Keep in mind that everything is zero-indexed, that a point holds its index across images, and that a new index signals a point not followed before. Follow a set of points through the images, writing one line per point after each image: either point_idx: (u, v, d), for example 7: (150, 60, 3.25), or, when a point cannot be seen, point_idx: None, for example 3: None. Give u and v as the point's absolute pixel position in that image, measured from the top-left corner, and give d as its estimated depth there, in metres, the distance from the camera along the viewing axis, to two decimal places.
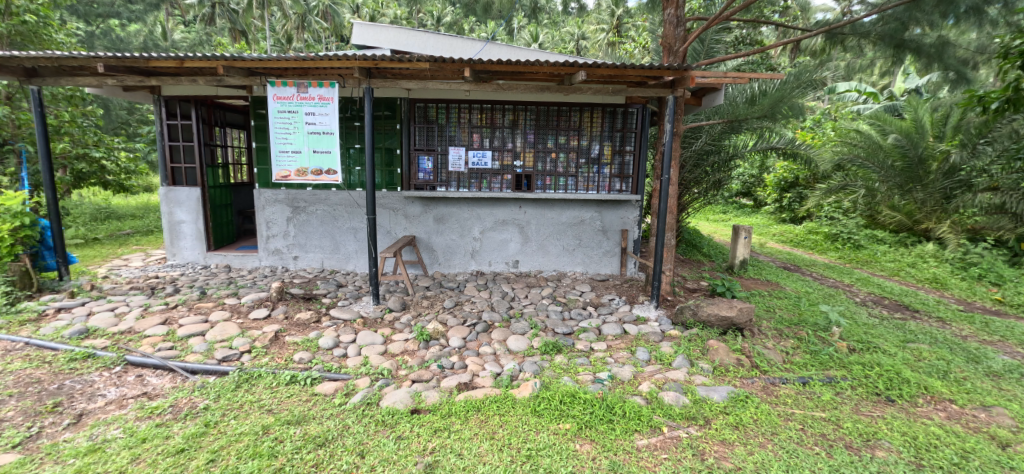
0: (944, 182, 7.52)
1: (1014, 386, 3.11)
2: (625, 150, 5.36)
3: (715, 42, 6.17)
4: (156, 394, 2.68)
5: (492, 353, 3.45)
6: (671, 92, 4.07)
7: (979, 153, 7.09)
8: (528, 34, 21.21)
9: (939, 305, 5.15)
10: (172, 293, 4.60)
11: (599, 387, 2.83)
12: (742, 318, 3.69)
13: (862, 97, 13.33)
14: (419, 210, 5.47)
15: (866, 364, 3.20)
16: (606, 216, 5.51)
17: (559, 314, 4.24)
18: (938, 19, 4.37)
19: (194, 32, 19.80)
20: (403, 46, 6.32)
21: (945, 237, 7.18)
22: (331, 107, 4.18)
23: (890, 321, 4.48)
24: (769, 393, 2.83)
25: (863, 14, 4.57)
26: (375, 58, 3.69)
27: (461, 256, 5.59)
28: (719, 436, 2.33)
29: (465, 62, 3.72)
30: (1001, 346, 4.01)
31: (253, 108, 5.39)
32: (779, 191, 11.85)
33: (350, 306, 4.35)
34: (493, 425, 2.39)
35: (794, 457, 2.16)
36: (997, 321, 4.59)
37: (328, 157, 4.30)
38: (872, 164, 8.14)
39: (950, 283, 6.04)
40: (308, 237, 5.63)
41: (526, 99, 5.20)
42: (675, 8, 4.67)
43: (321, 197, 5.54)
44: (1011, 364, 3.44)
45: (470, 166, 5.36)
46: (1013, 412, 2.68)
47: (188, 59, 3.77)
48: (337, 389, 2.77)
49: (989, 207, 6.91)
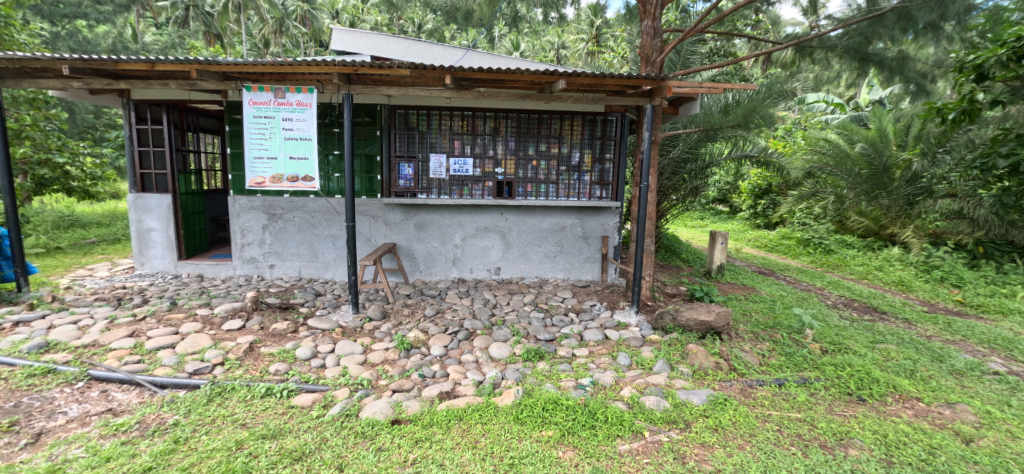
0: (907, 189, 7.84)
1: (975, 383, 3.26)
2: (604, 158, 5.43)
3: (691, 53, 6.40)
4: (122, 410, 2.56)
5: (474, 361, 3.41)
6: (649, 102, 4.12)
7: (939, 162, 7.44)
8: (509, 44, 21.59)
9: (905, 307, 5.34)
10: (141, 304, 4.41)
11: (581, 393, 2.83)
12: (719, 322, 3.76)
13: (830, 107, 14.02)
14: (400, 217, 5.41)
15: (838, 365, 3.30)
16: (587, 222, 5.56)
17: (540, 322, 4.23)
18: (898, 35, 4.57)
19: (165, 35, 19.19)
20: (383, 52, 6.27)
21: (910, 241, 7.50)
22: (308, 112, 4.12)
23: (860, 323, 4.63)
24: (747, 395, 2.88)
25: (829, 28, 4.83)
26: (355, 64, 3.68)
27: (443, 263, 5.55)
28: (700, 439, 2.36)
29: (446, 69, 3.70)
30: (963, 346, 4.18)
31: (227, 114, 5.28)
32: (754, 197, 12.20)
33: (328, 316, 4.25)
34: (476, 434, 2.36)
35: (771, 458, 2.20)
36: (958, 322, 4.80)
37: (304, 164, 4.22)
38: (841, 172, 8.45)
39: (914, 286, 6.29)
40: (285, 245, 5.50)
41: (507, 106, 5.22)
42: (653, 19, 4.78)
43: (297, 204, 5.42)
44: (973, 362, 3.59)
45: (451, 173, 5.34)
46: (975, 409, 2.80)
47: (160, 63, 3.67)
48: (315, 401, 2.70)
49: (948, 213, 7.25)
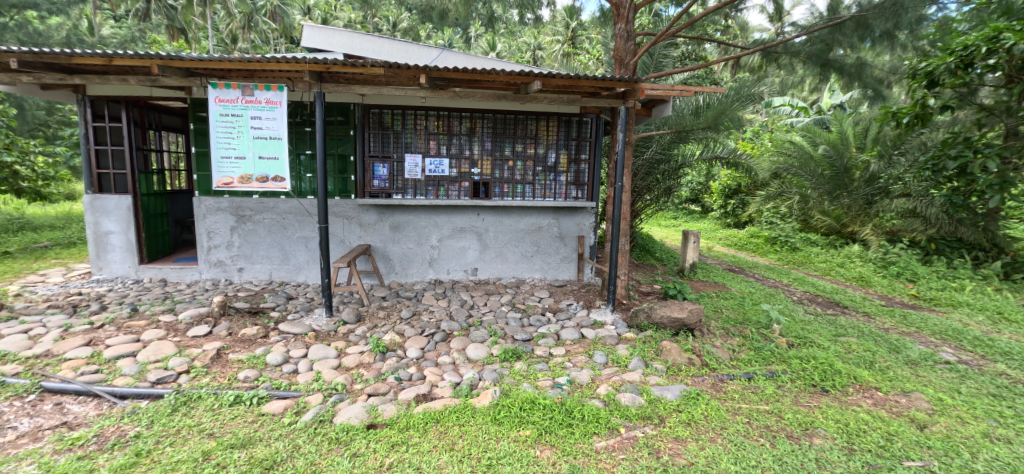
0: (866, 189, 8.23)
1: (928, 372, 3.45)
2: (580, 158, 5.49)
3: (663, 56, 6.55)
4: (78, 423, 2.42)
5: (451, 362, 3.38)
6: (622, 104, 4.19)
7: (894, 164, 7.86)
8: (485, 44, 21.58)
9: (865, 301, 5.62)
10: (98, 311, 4.19)
11: (558, 392, 2.84)
12: (692, 319, 3.85)
13: (794, 111, 14.61)
14: (375, 218, 5.32)
15: (803, 358, 3.43)
16: (563, 222, 5.60)
17: (518, 322, 4.24)
18: (857, 42, 4.80)
19: (124, 28, 18.28)
20: (356, 51, 6.15)
21: (868, 239, 7.88)
22: (278, 111, 4.01)
23: (823, 317, 4.84)
24: (718, 390, 2.97)
25: (793, 35, 5.03)
26: (327, 62, 3.59)
27: (419, 264, 5.49)
28: (673, 433, 2.42)
29: (420, 69, 3.66)
30: (918, 337, 4.42)
31: (192, 111, 5.08)
32: (724, 197, 12.58)
33: (301, 320, 4.14)
34: (453, 436, 2.35)
35: (741, 449, 2.28)
36: (913, 314, 5.08)
37: (275, 164, 4.10)
38: (805, 173, 8.81)
39: (873, 281, 6.62)
40: (254, 247, 5.33)
41: (483, 106, 5.21)
42: (626, 23, 4.87)
43: (267, 205, 5.26)
44: (926, 353, 3.81)
45: (427, 173, 5.29)
46: (928, 397, 2.97)
47: (118, 57, 3.49)
48: (286, 408, 2.63)
49: (903, 212, 7.63)
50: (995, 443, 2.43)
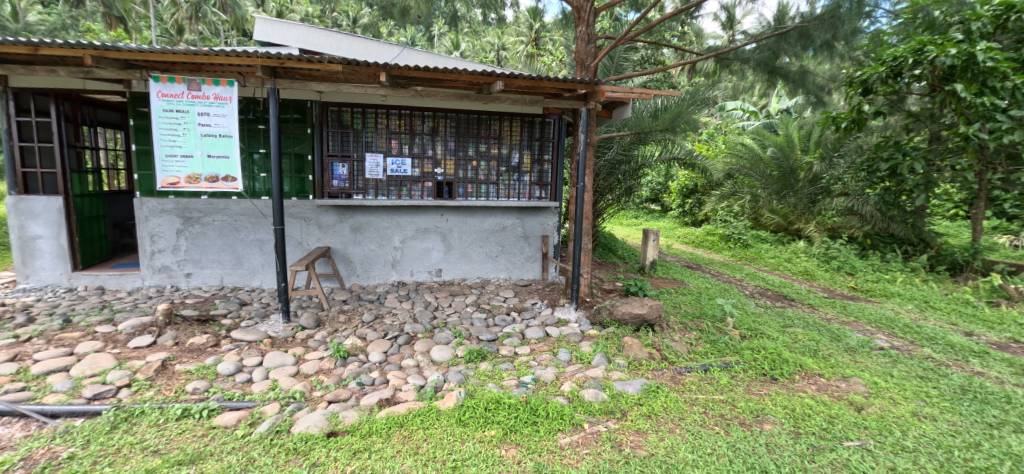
0: (810, 188, 8.78)
1: (865, 358, 3.72)
2: (543, 159, 5.55)
3: (623, 59, 6.75)
4: (1, 447, 2.20)
5: (415, 365, 3.33)
6: (583, 105, 4.27)
7: (834, 165, 8.43)
8: (449, 42, 21.41)
9: (809, 293, 6.00)
10: (24, 323, 3.83)
11: (523, 391, 2.86)
12: (652, 315, 3.99)
13: (746, 115, 15.39)
14: (334, 220, 5.16)
15: (754, 349, 3.63)
16: (527, 222, 5.64)
17: (483, 322, 4.23)
18: (800, 52, 5.10)
19: (52, 14, 16.80)
20: (313, 46, 5.94)
21: (812, 235, 8.42)
22: (228, 107, 3.81)
23: (773, 309, 5.13)
24: (676, 382, 3.08)
25: (744, 42, 5.33)
26: (280, 57, 3.45)
27: (381, 266, 5.37)
28: (635, 426, 2.49)
29: (380, 66, 3.59)
30: (856, 326, 4.77)
31: (131, 106, 4.74)
32: (682, 197, 13.08)
33: (255, 327, 3.95)
34: (417, 440, 2.31)
35: (698, 438, 2.38)
36: (851, 305, 5.47)
37: (225, 163, 3.90)
38: (755, 173, 9.31)
39: (817, 275, 7.09)
40: (204, 251, 5.04)
41: (445, 106, 5.16)
42: (587, 26, 4.97)
43: (217, 206, 4.99)
44: (863, 340, 4.11)
45: (389, 173, 5.18)
46: (865, 381, 3.21)
47: (45, 46, 3.21)
48: (240, 419, 2.50)
49: (842, 210, 8.21)
50: (921, 420, 2.67)
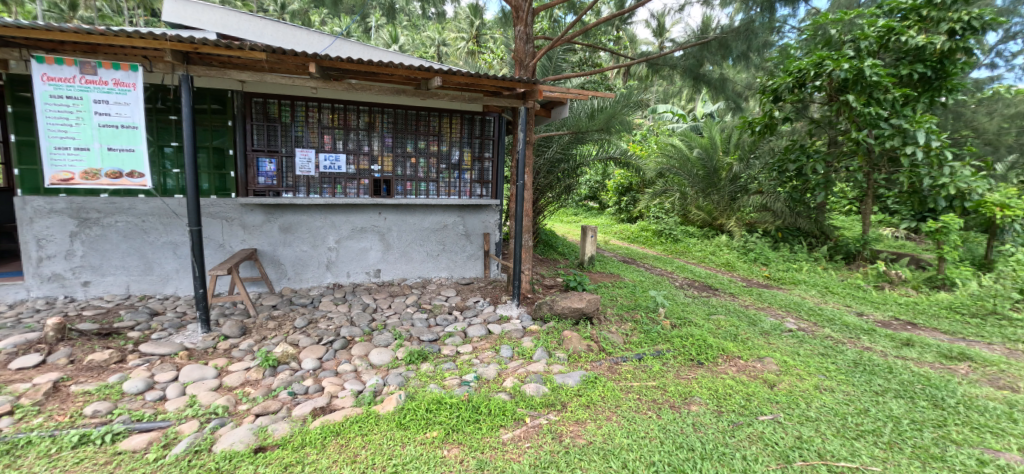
0: (730, 187, 9.55)
1: (776, 340, 4.13)
2: (483, 157, 5.55)
3: (561, 61, 6.94)
4: None
5: (352, 370, 3.21)
6: (522, 104, 4.32)
7: (751, 165, 9.24)
8: (388, 35, 20.72)
9: (730, 283, 6.55)
10: None
11: (465, 389, 2.85)
12: (589, 308, 4.15)
13: (675, 117, 16.41)
14: (260, 219, 4.81)
15: (683, 336, 3.89)
16: (468, 220, 5.62)
17: (424, 322, 4.16)
18: (721, 60, 5.53)
19: None
20: (233, 31, 5.47)
21: (733, 230, 9.18)
22: (131, 95, 3.40)
23: (699, 299, 5.53)
24: (613, 372, 3.23)
25: (672, 49, 5.67)
26: (194, 42, 3.14)
27: (315, 268, 5.10)
28: (574, 417, 2.57)
29: (309, 56, 3.39)
30: (771, 311, 5.27)
31: (8, 90, 4.09)
32: (618, 195, 13.70)
33: (169, 338, 3.58)
34: (355, 448, 2.22)
35: (632, 423, 2.51)
36: (766, 292, 6.04)
37: (131, 157, 3.49)
38: (683, 173, 9.97)
39: (736, 266, 7.74)
40: (105, 256, 4.48)
41: (382, 101, 4.99)
42: (525, 26, 5.04)
43: (120, 206, 4.46)
44: (775, 324, 4.55)
45: (321, 169, 4.92)
46: (776, 360, 3.56)
47: None
48: (151, 442, 2.26)
49: (758, 206, 9.06)
50: (822, 392, 3.01)
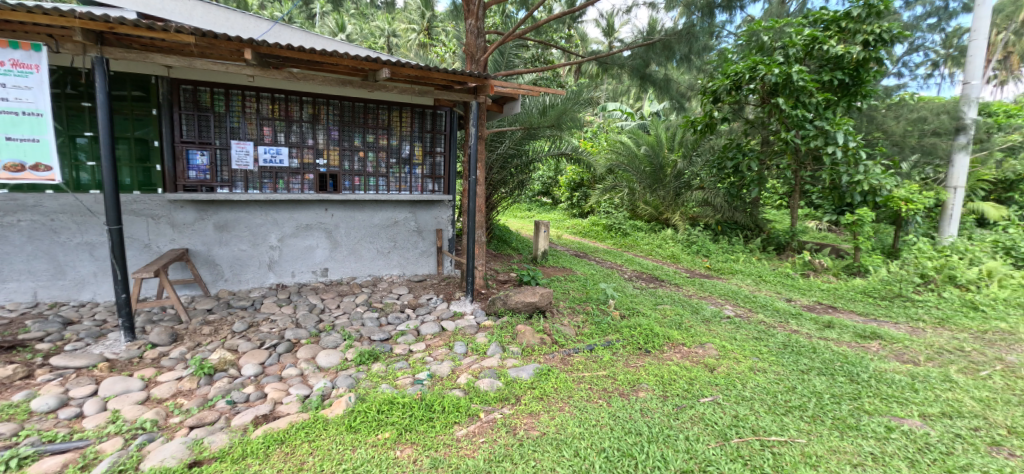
0: (675, 183, 10.04)
1: (715, 326, 4.41)
2: (435, 151, 5.47)
3: (514, 56, 6.94)
4: None
5: (298, 374, 3.07)
6: (474, 98, 4.29)
7: (693, 162, 9.75)
8: (333, 23, 19.79)
9: (674, 274, 6.91)
10: None
11: (418, 388, 2.81)
12: (543, 302, 4.22)
13: (624, 115, 16.94)
14: (192, 217, 4.46)
15: (631, 326, 4.05)
16: (420, 216, 5.52)
17: (375, 322, 4.05)
18: (665, 61, 5.77)
19: None
20: (157, 11, 4.99)
21: (678, 224, 9.68)
22: (34, 78, 3.05)
23: (647, 290, 5.79)
24: (565, 363, 3.30)
25: (621, 49, 5.84)
26: (109, 21, 2.85)
27: (255, 268, 4.81)
28: (528, 409, 2.62)
29: (244, 42, 3.17)
30: (711, 300, 5.61)
31: None
32: (570, 190, 13.98)
33: (87, 349, 3.25)
34: (302, 455, 2.13)
35: (584, 412, 2.58)
36: (707, 282, 6.43)
37: (34, 148, 3.11)
38: (632, 169, 10.35)
39: (681, 258, 8.17)
40: (4, 260, 3.98)
41: (326, 91, 4.77)
42: (476, 19, 4.97)
43: (23, 203, 3.97)
44: (715, 311, 4.85)
45: (261, 163, 4.63)
46: (715, 345, 3.80)
47: None
48: (66, 464, 2.04)
49: (700, 201, 9.60)
50: (756, 373, 3.26)
